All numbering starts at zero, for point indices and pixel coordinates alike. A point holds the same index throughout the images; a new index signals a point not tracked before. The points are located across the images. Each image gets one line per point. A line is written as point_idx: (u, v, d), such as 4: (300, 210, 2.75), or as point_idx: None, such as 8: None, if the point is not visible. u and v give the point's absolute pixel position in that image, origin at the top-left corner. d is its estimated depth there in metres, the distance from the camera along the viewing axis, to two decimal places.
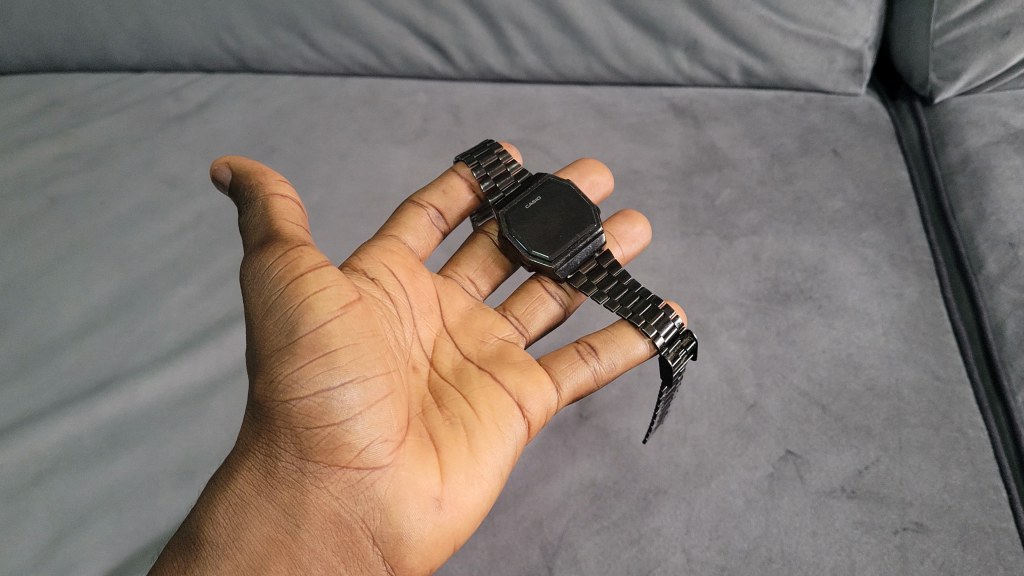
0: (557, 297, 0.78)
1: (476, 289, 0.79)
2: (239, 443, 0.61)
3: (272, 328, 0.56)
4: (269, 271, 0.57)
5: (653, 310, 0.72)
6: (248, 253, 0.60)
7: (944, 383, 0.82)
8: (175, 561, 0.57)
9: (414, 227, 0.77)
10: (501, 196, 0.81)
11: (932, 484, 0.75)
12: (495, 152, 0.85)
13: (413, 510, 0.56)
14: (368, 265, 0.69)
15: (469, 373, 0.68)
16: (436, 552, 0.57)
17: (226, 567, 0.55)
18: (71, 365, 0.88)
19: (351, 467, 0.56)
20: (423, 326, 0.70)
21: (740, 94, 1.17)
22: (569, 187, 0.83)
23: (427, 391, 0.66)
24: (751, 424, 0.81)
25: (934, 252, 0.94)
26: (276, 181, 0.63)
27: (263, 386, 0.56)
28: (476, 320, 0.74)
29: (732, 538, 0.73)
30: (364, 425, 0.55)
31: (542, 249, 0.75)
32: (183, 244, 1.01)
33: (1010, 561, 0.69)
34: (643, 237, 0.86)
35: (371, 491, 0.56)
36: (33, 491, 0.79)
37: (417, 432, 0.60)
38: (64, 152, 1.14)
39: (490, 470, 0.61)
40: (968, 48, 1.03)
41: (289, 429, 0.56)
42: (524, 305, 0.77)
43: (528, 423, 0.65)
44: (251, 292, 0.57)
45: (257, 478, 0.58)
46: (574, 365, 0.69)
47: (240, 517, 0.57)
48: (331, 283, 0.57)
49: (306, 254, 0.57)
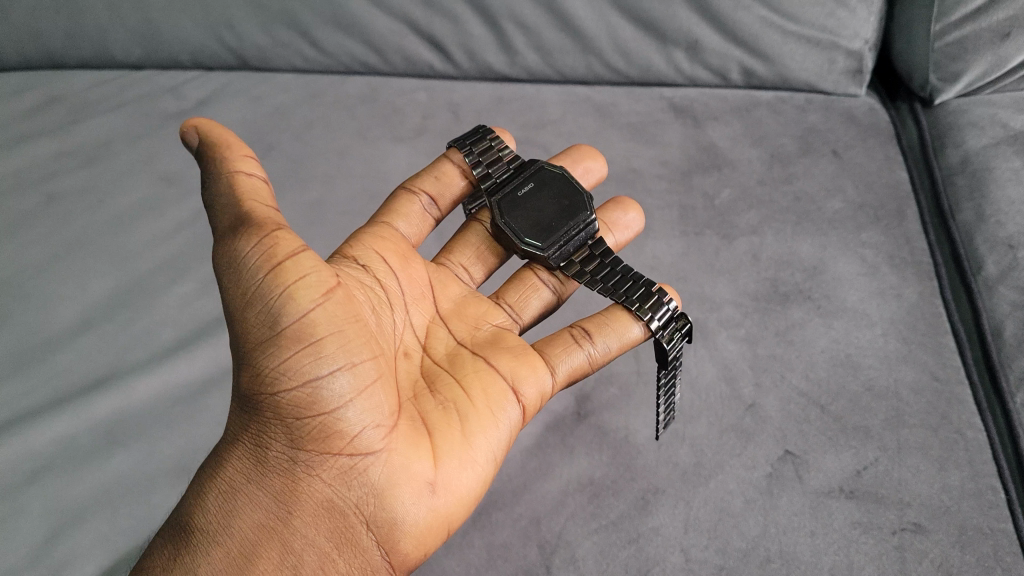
0: (550, 285, 0.78)
1: (470, 276, 0.79)
2: (227, 431, 0.60)
3: (254, 319, 0.55)
4: (245, 259, 0.55)
5: (647, 293, 0.73)
6: (219, 240, 0.58)
7: (943, 385, 0.82)
8: (165, 551, 0.57)
9: (407, 214, 0.77)
10: (493, 182, 0.80)
11: (931, 485, 0.75)
12: (488, 137, 0.84)
13: (407, 495, 0.56)
14: (359, 252, 0.69)
15: (463, 358, 0.68)
16: (430, 537, 0.58)
17: (218, 555, 0.55)
18: (68, 362, 0.88)
19: (343, 454, 0.56)
20: (416, 313, 0.70)
21: (740, 94, 1.17)
22: (562, 173, 0.83)
23: (418, 376, 0.65)
24: (750, 424, 0.81)
25: (933, 252, 0.95)
26: (241, 157, 0.61)
27: (249, 376, 0.55)
28: (470, 307, 0.74)
29: (730, 538, 0.73)
30: (356, 412, 0.55)
31: (534, 237, 0.76)
32: (182, 241, 1.01)
33: (1008, 562, 0.69)
34: (637, 224, 0.86)
35: (365, 477, 0.56)
36: (30, 488, 0.78)
37: (409, 416, 0.60)
38: (63, 149, 1.13)
39: (483, 454, 0.61)
40: (968, 49, 1.03)
41: (279, 417, 0.56)
42: (518, 292, 0.77)
43: (522, 409, 0.65)
44: (228, 282, 0.56)
45: (247, 466, 0.58)
46: (568, 349, 0.69)
47: (231, 505, 0.57)
48: (310, 270, 0.56)
49: (282, 240, 0.56)
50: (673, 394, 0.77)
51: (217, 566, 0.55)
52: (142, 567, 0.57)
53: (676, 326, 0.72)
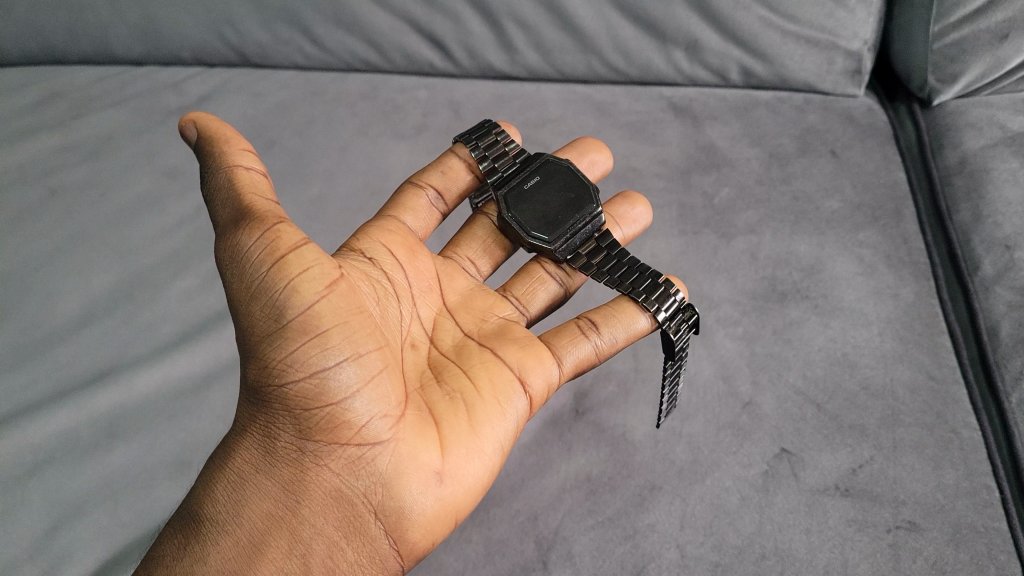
0: (557, 277, 0.78)
1: (477, 270, 0.79)
2: (236, 422, 0.61)
3: (259, 312, 0.55)
4: (249, 253, 0.55)
5: (653, 284, 0.73)
6: (221, 234, 0.59)
7: (938, 384, 0.83)
8: (178, 538, 0.58)
9: (414, 209, 0.77)
10: (499, 177, 0.81)
11: (925, 483, 0.75)
12: (494, 132, 0.85)
13: (415, 484, 0.56)
14: (367, 245, 0.70)
15: (469, 349, 0.68)
16: (436, 528, 0.58)
17: (227, 544, 0.56)
18: (69, 356, 0.89)
19: (351, 444, 0.56)
20: (423, 306, 0.71)
21: (739, 93, 1.17)
22: (567, 166, 0.84)
23: (425, 368, 0.66)
24: (747, 422, 0.81)
25: (930, 253, 0.95)
26: (240, 152, 0.61)
27: (257, 368, 0.56)
28: (477, 300, 0.74)
29: (726, 535, 0.73)
30: (362, 402, 0.55)
31: (540, 230, 0.77)
32: (183, 236, 1.01)
33: (1001, 561, 0.70)
34: (644, 217, 0.86)
35: (372, 466, 0.57)
36: (30, 481, 0.79)
37: (416, 407, 0.60)
38: (64, 144, 1.14)
39: (491, 444, 0.61)
40: (967, 50, 1.03)
41: (286, 409, 0.56)
42: (524, 285, 0.78)
43: (529, 399, 0.65)
44: (232, 276, 0.57)
45: (256, 456, 0.59)
46: (575, 341, 0.69)
47: (240, 495, 0.58)
48: (314, 263, 0.56)
49: (285, 233, 0.56)
50: (677, 385, 0.77)
51: (226, 554, 0.56)
52: (157, 555, 0.58)
53: (683, 316, 0.73)
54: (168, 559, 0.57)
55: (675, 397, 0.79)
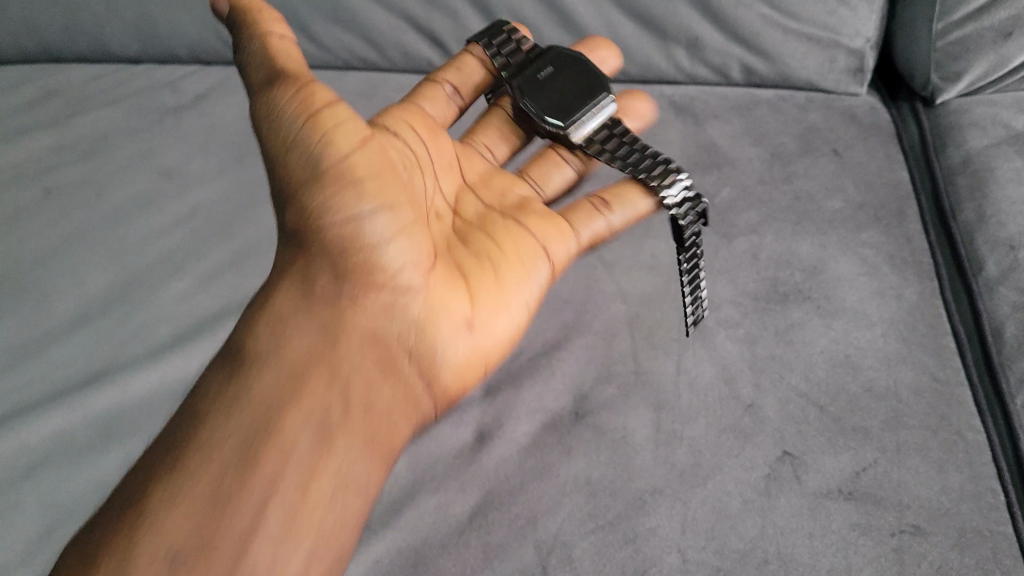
0: (573, 164, 0.90)
1: (493, 156, 0.92)
2: (277, 265, 0.70)
3: (296, 162, 0.66)
4: (283, 109, 0.66)
5: (662, 168, 0.80)
6: (256, 92, 0.69)
7: (942, 386, 0.82)
8: (220, 372, 0.64)
9: (433, 99, 0.86)
10: (513, 68, 0.88)
11: (930, 487, 0.75)
12: (506, 30, 0.90)
13: (447, 329, 0.68)
14: (391, 122, 0.78)
15: (489, 217, 0.80)
16: (453, 314, 0.69)
17: (269, 381, 0.62)
18: (64, 357, 0.88)
19: (388, 287, 0.66)
20: (445, 179, 0.82)
21: (740, 92, 1.16)
22: (579, 57, 0.90)
23: (450, 235, 0.78)
24: (749, 424, 0.80)
25: (934, 253, 0.94)
26: (273, 22, 0.73)
27: (302, 209, 0.66)
28: (496, 180, 0.86)
29: (728, 539, 0.72)
30: (396, 250, 0.66)
31: (554, 117, 0.84)
32: (179, 236, 1.01)
33: (1007, 565, 0.69)
34: (648, 117, 0.94)
35: (407, 312, 0.67)
36: (24, 484, 0.78)
37: (446, 265, 0.73)
38: (59, 143, 1.13)
39: (516, 304, 0.73)
40: (971, 49, 1.03)
41: (328, 251, 0.66)
42: (540, 170, 0.89)
43: (551, 267, 0.76)
44: (271, 128, 0.67)
45: (296, 295, 0.67)
46: (592, 215, 0.78)
47: (282, 335, 0.65)
48: (346, 119, 0.68)
49: (317, 92, 0.67)
50: (699, 288, 0.85)
51: (271, 383, 0.62)
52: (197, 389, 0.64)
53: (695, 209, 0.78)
54: (212, 389, 0.63)
55: (700, 306, 0.86)
